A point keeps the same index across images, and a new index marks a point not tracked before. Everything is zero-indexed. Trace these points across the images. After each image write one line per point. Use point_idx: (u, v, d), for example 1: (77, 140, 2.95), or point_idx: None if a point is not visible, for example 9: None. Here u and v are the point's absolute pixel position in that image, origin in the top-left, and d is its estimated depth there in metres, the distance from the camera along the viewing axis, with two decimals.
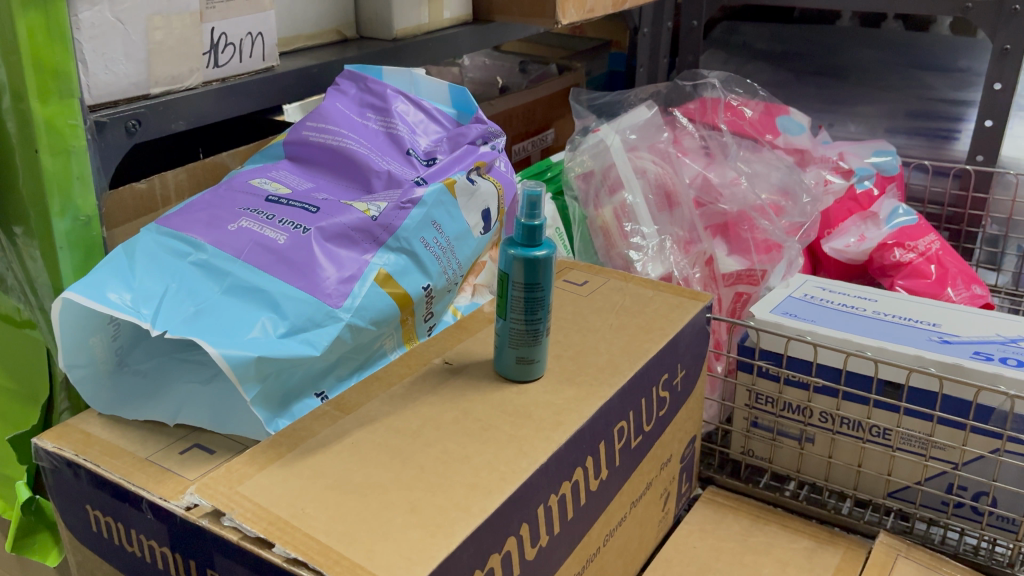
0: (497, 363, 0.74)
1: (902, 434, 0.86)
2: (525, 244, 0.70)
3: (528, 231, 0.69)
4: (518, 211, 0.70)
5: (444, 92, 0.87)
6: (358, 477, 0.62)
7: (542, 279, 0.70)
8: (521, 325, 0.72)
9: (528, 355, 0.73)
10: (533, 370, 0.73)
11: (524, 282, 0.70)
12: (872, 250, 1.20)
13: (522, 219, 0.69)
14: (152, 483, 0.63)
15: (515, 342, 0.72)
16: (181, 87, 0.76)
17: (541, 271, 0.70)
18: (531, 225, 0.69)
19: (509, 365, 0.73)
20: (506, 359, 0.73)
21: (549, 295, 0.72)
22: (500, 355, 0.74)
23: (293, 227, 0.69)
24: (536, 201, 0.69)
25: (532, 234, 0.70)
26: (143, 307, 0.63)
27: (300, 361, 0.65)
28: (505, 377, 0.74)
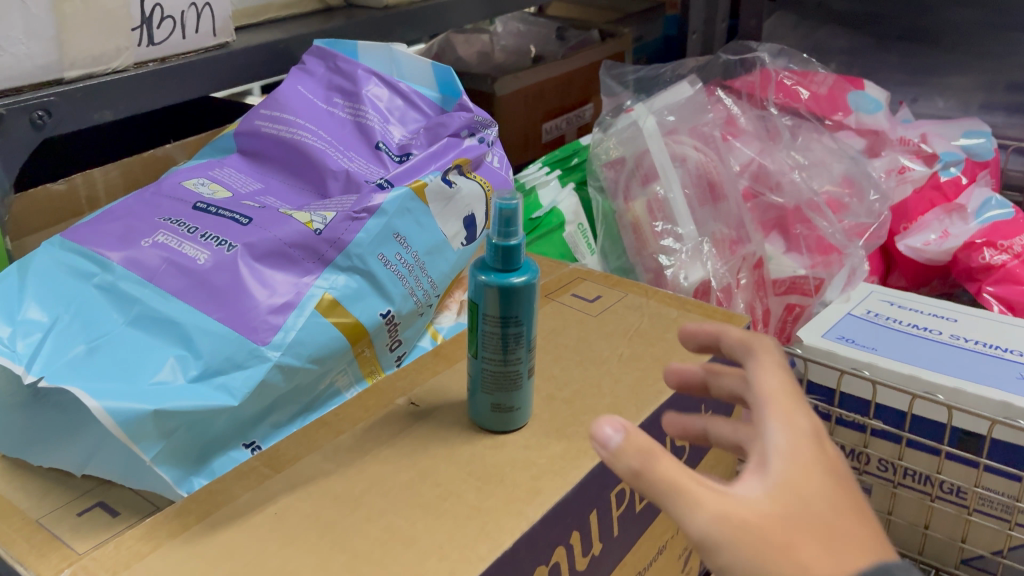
0: (470, 408, 0.61)
1: (981, 495, 0.70)
2: (500, 268, 0.56)
3: (501, 253, 0.55)
4: (490, 228, 0.56)
5: (426, 72, 0.73)
6: (272, 560, 0.49)
7: (521, 311, 0.57)
8: (495, 367, 0.58)
9: (507, 403, 0.59)
10: (514, 418, 0.60)
11: (498, 315, 0.57)
12: (956, 250, 1.02)
13: (494, 238, 0.55)
14: (32, 556, 0.52)
15: (489, 389, 0.59)
16: (104, 70, 0.64)
17: (519, 303, 0.56)
18: (506, 246, 0.55)
19: (483, 414, 0.60)
20: (480, 406, 0.60)
21: (530, 330, 0.58)
22: (473, 400, 0.60)
23: (217, 243, 0.57)
24: (509, 215, 0.54)
25: (508, 258, 0.56)
26: (21, 345, 0.52)
27: (214, 412, 0.53)
28: (480, 427, 0.61)
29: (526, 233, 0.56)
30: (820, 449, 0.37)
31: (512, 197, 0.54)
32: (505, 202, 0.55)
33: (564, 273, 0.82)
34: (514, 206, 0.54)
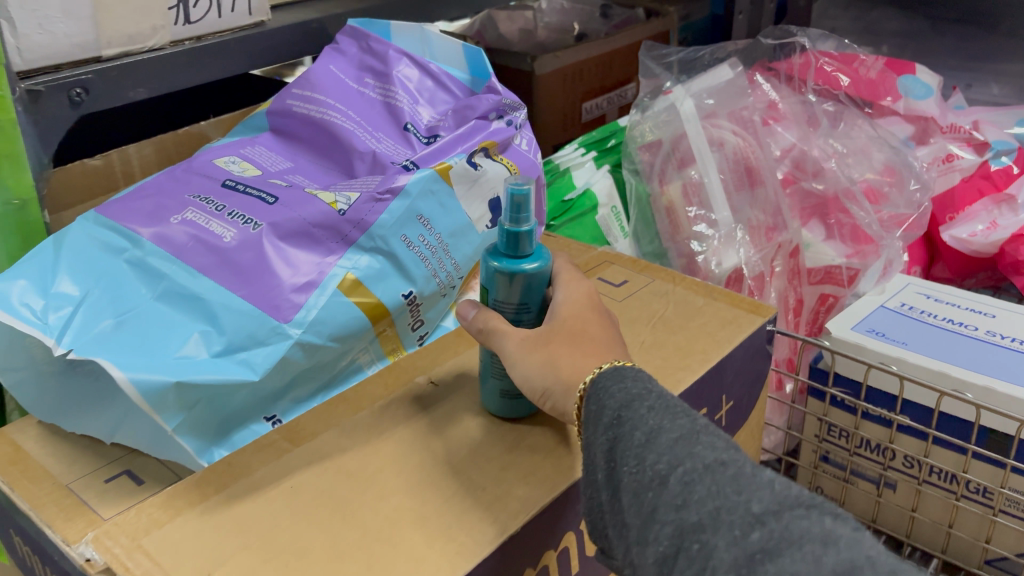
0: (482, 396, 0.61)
1: (1006, 496, 0.69)
2: (511, 255, 0.56)
3: (510, 238, 0.55)
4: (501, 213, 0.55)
5: (458, 54, 0.73)
6: (286, 533, 0.51)
7: (533, 298, 0.56)
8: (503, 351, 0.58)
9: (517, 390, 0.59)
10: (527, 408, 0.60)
11: (510, 301, 0.56)
12: (1002, 242, 0.97)
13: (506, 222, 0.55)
14: (60, 520, 0.54)
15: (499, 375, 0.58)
16: (139, 48, 0.65)
17: (529, 289, 0.56)
18: (516, 231, 0.55)
19: (494, 401, 0.60)
20: (491, 393, 0.60)
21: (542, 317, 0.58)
22: (484, 387, 0.60)
23: (243, 221, 0.58)
24: (521, 202, 0.54)
25: (517, 242, 0.55)
26: (53, 318, 0.53)
27: (235, 386, 0.54)
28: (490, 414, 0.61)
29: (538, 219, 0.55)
30: (585, 296, 0.56)
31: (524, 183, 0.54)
32: (516, 187, 0.54)
33: (592, 257, 0.82)
34: (526, 191, 0.54)
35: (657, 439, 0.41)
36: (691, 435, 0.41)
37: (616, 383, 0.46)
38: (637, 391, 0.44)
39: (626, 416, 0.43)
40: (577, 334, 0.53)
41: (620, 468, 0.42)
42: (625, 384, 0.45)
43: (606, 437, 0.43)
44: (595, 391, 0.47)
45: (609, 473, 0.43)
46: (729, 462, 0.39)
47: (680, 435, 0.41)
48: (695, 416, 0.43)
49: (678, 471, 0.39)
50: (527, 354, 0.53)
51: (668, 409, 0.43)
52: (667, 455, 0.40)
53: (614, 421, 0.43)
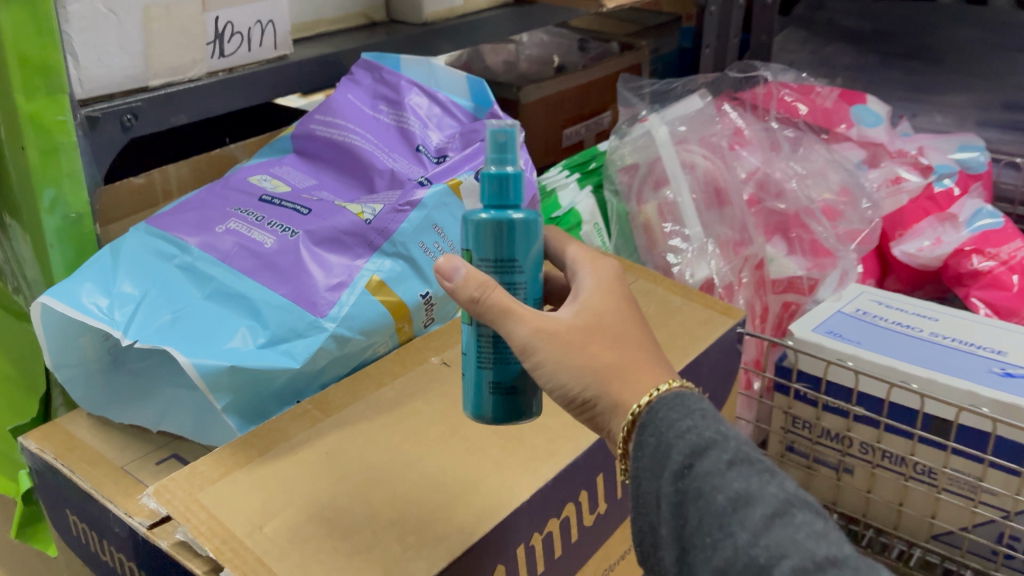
0: (468, 396, 0.58)
1: (949, 475, 0.78)
2: (497, 205, 0.53)
3: (498, 182, 0.52)
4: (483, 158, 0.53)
5: (462, 84, 0.82)
6: (326, 496, 0.58)
7: (522, 255, 0.52)
8: (494, 333, 0.55)
9: (510, 381, 0.56)
10: (520, 405, 0.57)
11: (498, 257, 0.52)
12: (946, 256, 1.08)
13: (490, 164, 0.52)
14: (120, 496, 0.61)
15: (490, 366, 0.56)
16: (181, 79, 0.72)
17: (520, 242, 0.52)
18: (501, 174, 0.52)
19: (484, 398, 0.57)
20: (481, 390, 0.57)
21: (533, 284, 0.54)
22: (469, 383, 0.57)
23: (282, 230, 0.66)
24: (504, 140, 0.52)
25: (504, 188, 0.52)
26: (117, 314, 0.61)
27: (277, 372, 0.62)
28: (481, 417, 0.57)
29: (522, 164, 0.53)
30: (610, 283, 0.55)
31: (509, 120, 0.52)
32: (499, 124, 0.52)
33: None
34: (512, 129, 0.52)
35: (746, 510, 0.42)
36: (785, 511, 0.42)
37: (680, 419, 0.46)
38: (711, 438, 0.45)
39: (701, 469, 0.44)
40: (615, 333, 0.51)
41: (691, 528, 0.44)
42: (692, 423, 0.46)
43: (673, 487, 0.45)
44: (649, 422, 0.47)
45: (678, 525, 0.45)
46: (840, 559, 0.40)
47: (774, 511, 0.42)
48: (775, 472, 0.45)
49: (785, 563, 0.40)
50: (567, 357, 0.49)
51: (750, 467, 0.44)
52: (769, 545, 0.41)
53: (683, 472, 0.44)
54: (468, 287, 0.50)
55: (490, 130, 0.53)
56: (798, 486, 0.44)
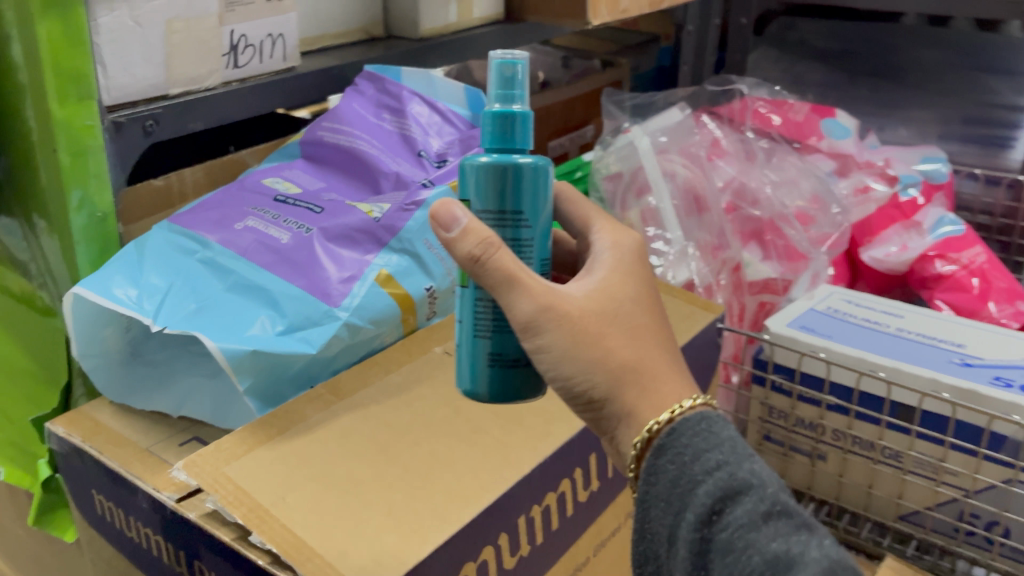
0: (464, 374, 0.57)
1: (914, 457, 0.85)
2: (502, 149, 0.53)
3: (504, 123, 0.52)
4: (488, 95, 0.53)
5: (460, 94, 0.89)
6: (342, 470, 0.62)
7: (529, 206, 0.53)
8: (491, 300, 0.55)
9: (506, 355, 0.56)
10: (519, 383, 0.56)
11: (504, 208, 0.53)
12: (912, 261, 1.15)
13: (496, 102, 0.53)
14: (147, 474, 0.65)
15: (486, 337, 0.55)
16: (199, 88, 0.77)
17: (526, 186, 0.52)
18: (507, 114, 0.52)
19: (480, 374, 0.56)
20: (477, 365, 0.56)
21: (539, 236, 0.54)
22: (465, 355, 0.57)
23: (297, 227, 0.72)
24: (511, 74, 0.53)
25: (510, 130, 0.53)
26: (146, 304, 0.65)
27: (296, 358, 0.66)
28: (478, 396, 0.57)
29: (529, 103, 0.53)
30: (620, 263, 0.56)
31: (516, 55, 0.53)
32: (506, 60, 0.53)
33: None
34: (520, 63, 0.53)
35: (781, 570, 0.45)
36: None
37: (708, 452, 0.49)
38: (744, 483, 0.47)
39: (733, 515, 0.47)
40: (627, 321, 0.52)
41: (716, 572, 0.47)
42: (722, 460, 0.48)
43: (699, 526, 0.47)
44: (672, 449, 0.50)
45: (701, 564, 0.47)
46: None
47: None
48: (812, 527, 0.47)
49: None
50: (577, 348, 0.50)
51: (787, 522, 0.47)
52: None
53: (713, 514, 0.47)
54: (471, 238, 0.50)
55: (496, 65, 0.53)
56: (834, 547, 0.46)
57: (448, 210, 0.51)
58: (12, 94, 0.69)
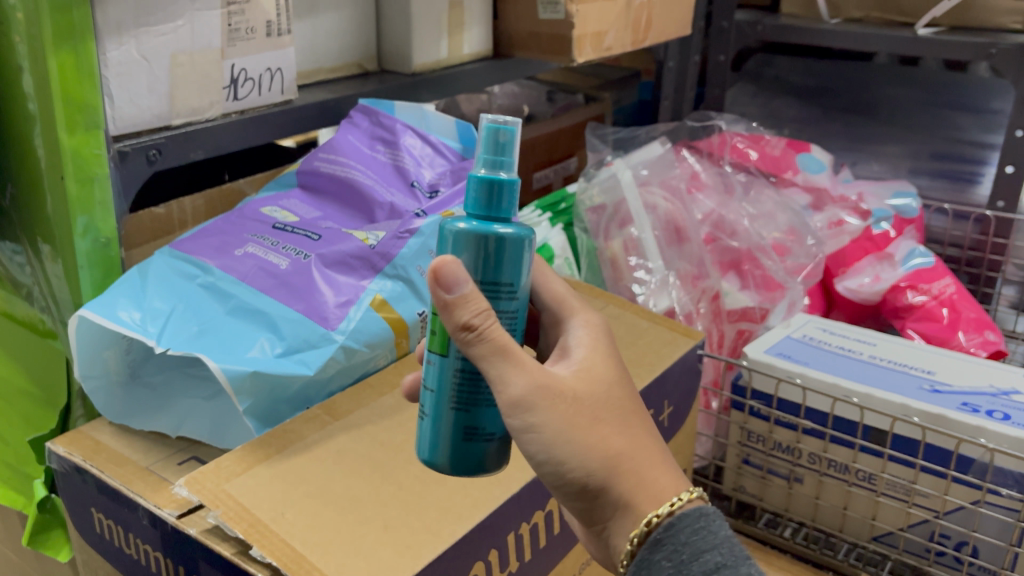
0: (426, 440, 0.56)
1: (886, 480, 0.88)
2: (485, 216, 0.53)
3: (490, 191, 0.52)
4: (476, 159, 0.53)
5: (450, 128, 0.92)
6: (339, 487, 0.64)
7: (508, 277, 0.53)
8: (470, 375, 0.54)
9: (471, 428, 0.55)
10: (483, 459, 0.55)
11: (484, 278, 0.52)
12: (885, 292, 1.19)
13: (482, 167, 0.53)
14: (148, 491, 0.66)
15: (458, 411, 0.54)
16: (200, 119, 0.80)
17: (509, 255, 0.52)
18: (494, 181, 0.52)
19: (443, 442, 0.55)
20: (440, 432, 0.55)
21: (516, 305, 0.54)
22: (429, 421, 0.56)
23: (295, 253, 0.75)
24: (504, 142, 0.53)
25: (495, 199, 0.52)
26: (149, 326, 0.68)
27: (293, 379, 0.69)
28: (438, 465, 0.56)
29: (517, 171, 0.53)
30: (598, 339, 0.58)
31: (509, 121, 0.53)
32: (499, 125, 0.53)
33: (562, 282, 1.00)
34: (510, 131, 0.53)
35: None
36: None
37: (707, 552, 0.51)
38: None
39: None
40: (614, 401, 0.53)
41: None
42: (721, 562, 0.50)
43: None
44: (669, 546, 0.51)
45: None
46: None
47: None
48: None
49: None
50: (571, 431, 0.51)
51: None
52: None
53: None
54: (462, 309, 0.50)
55: (488, 130, 0.53)
56: None
57: (441, 276, 0.50)
58: (21, 123, 0.72)
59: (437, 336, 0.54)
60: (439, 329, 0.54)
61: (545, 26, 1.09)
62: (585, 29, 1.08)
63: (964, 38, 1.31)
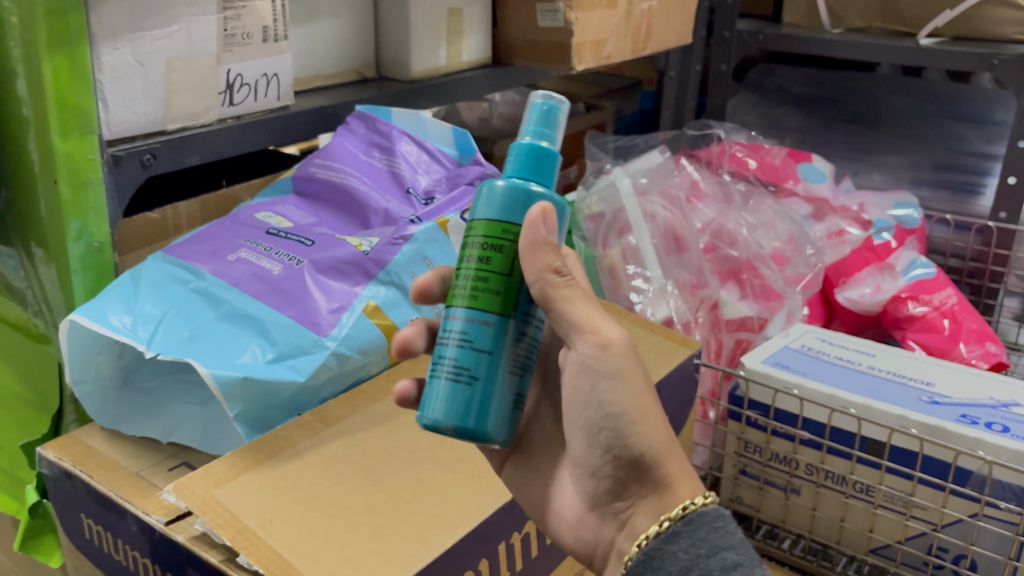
0: (466, 411, 0.52)
1: (884, 492, 0.87)
2: (528, 178, 0.53)
3: (537, 155, 0.53)
4: (523, 124, 0.54)
5: (447, 135, 0.92)
6: (329, 495, 0.64)
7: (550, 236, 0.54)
8: (529, 331, 0.55)
9: (520, 393, 0.54)
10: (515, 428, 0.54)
11: None
12: (885, 302, 1.17)
13: (528, 134, 0.53)
14: (137, 497, 0.66)
15: (519, 368, 0.54)
16: (196, 124, 0.80)
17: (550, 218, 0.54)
18: (539, 147, 0.53)
19: (494, 409, 0.52)
20: (493, 398, 0.52)
21: None
22: (472, 392, 0.52)
23: (288, 259, 0.74)
24: (554, 113, 0.54)
25: (541, 163, 0.53)
26: (140, 331, 0.68)
27: (285, 385, 0.68)
28: (486, 432, 0.52)
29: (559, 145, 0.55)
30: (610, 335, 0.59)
31: (559, 97, 0.55)
32: (550, 99, 0.54)
33: None
34: (558, 107, 0.54)
35: None
36: None
37: (724, 549, 0.52)
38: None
39: None
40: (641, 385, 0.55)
41: None
42: (737, 559, 0.52)
43: None
44: (687, 539, 0.53)
45: None
46: None
47: None
48: None
49: None
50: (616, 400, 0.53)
51: None
52: None
53: None
54: (553, 252, 0.52)
55: (537, 100, 0.54)
56: None
57: (547, 218, 0.52)
58: (15, 127, 0.72)
59: (510, 291, 0.53)
60: (511, 284, 0.53)
61: (544, 34, 1.09)
62: (584, 37, 1.08)
63: (967, 48, 1.30)
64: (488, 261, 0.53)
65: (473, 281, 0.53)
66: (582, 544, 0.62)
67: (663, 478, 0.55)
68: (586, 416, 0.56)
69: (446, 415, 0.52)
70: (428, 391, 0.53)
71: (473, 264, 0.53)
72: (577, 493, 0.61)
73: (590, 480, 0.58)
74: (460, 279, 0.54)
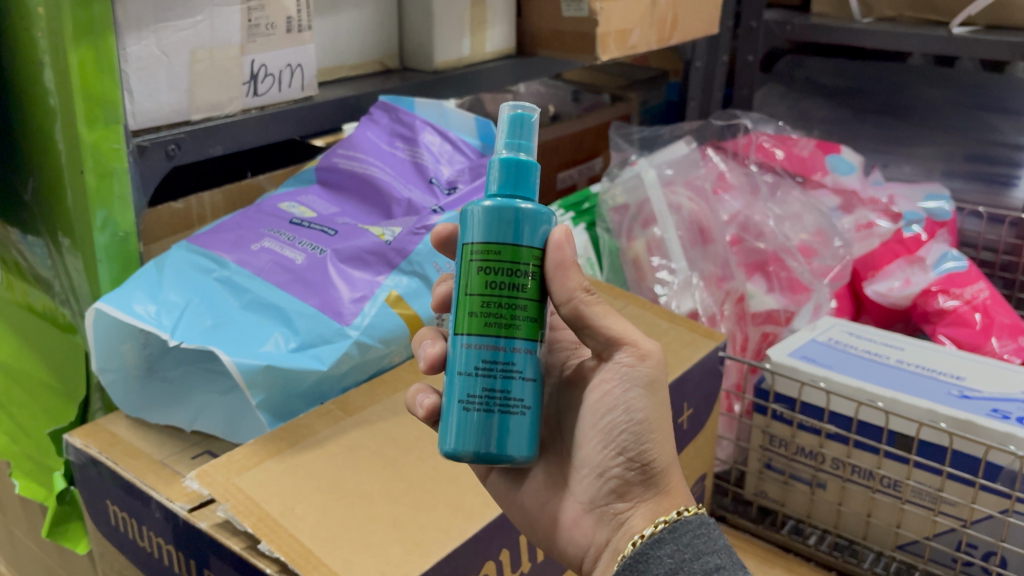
0: (504, 443, 0.51)
1: (912, 486, 0.86)
2: (509, 195, 0.51)
3: (517, 169, 0.51)
4: (496, 140, 0.52)
5: (470, 124, 0.91)
6: (350, 484, 0.64)
7: (545, 249, 0.52)
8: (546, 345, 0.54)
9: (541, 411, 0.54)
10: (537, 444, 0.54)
11: (537, 251, 0.51)
12: (915, 296, 1.15)
13: (505, 151, 0.52)
14: (161, 485, 0.66)
15: (538, 384, 0.52)
16: (220, 114, 0.80)
17: (541, 231, 0.52)
18: (517, 161, 0.52)
19: (530, 435, 0.52)
20: (526, 425, 0.51)
21: None
22: (508, 422, 0.51)
23: (311, 248, 0.75)
24: (526, 126, 0.53)
25: (521, 177, 0.52)
26: (164, 319, 0.68)
27: (308, 374, 0.69)
28: (513, 457, 0.51)
29: (536, 155, 0.53)
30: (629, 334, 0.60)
31: (530, 108, 0.53)
32: (518, 113, 0.53)
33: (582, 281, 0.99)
34: (531, 116, 0.53)
35: None
36: None
37: (709, 553, 0.54)
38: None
39: None
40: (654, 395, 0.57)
41: None
42: (720, 562, 0.53)
43: None
44: (672, 545, 0.54)
45: None
46: None
47: None
48: None
49: None
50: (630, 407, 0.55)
51: None
52: None
53: None
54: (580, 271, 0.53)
55: (506, 114, 0.53)
56: None
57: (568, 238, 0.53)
58: (43, 117, 0.72)
59: (521, 311, 0.51)
60: (533, 306, 0.52)
61: (568, 24, 1.08)
62: (609, 27, 1.07)
63: (1000, 37, 1.28)
64: (500, 285, 0.51)
65: (483, 307, 0.51)
66: (573, 544, 0.60)
67: (665, 484, 0.58)
68: (609, 419, 0.57)
69: (469, 444, 0.51)
70: (446, 419, 0.52)
71: (476, 289, 0.51)
72: (576, 493, 0.60)
73: (595, 480, 0.58)
74: (466, 303, 0.51)
